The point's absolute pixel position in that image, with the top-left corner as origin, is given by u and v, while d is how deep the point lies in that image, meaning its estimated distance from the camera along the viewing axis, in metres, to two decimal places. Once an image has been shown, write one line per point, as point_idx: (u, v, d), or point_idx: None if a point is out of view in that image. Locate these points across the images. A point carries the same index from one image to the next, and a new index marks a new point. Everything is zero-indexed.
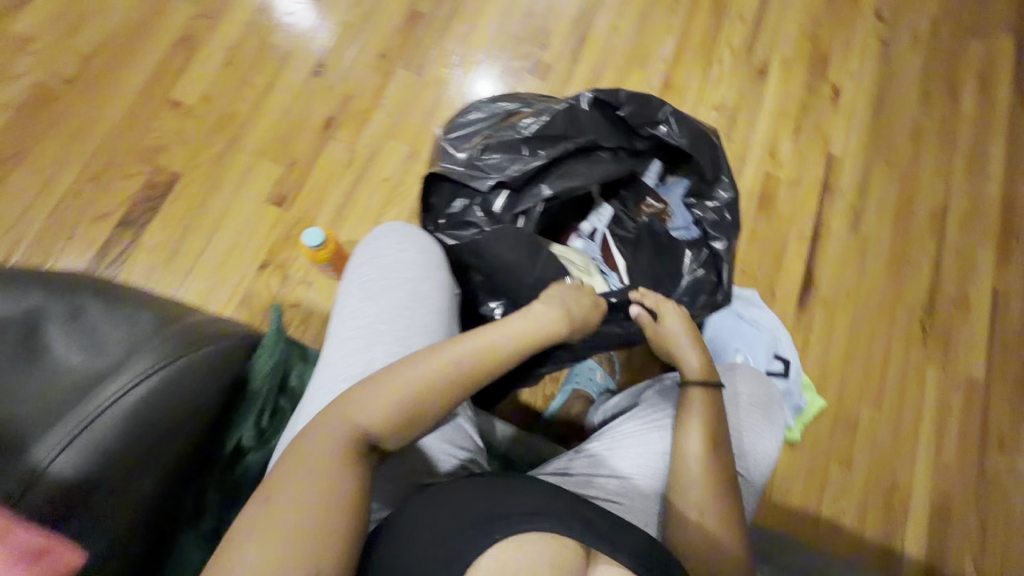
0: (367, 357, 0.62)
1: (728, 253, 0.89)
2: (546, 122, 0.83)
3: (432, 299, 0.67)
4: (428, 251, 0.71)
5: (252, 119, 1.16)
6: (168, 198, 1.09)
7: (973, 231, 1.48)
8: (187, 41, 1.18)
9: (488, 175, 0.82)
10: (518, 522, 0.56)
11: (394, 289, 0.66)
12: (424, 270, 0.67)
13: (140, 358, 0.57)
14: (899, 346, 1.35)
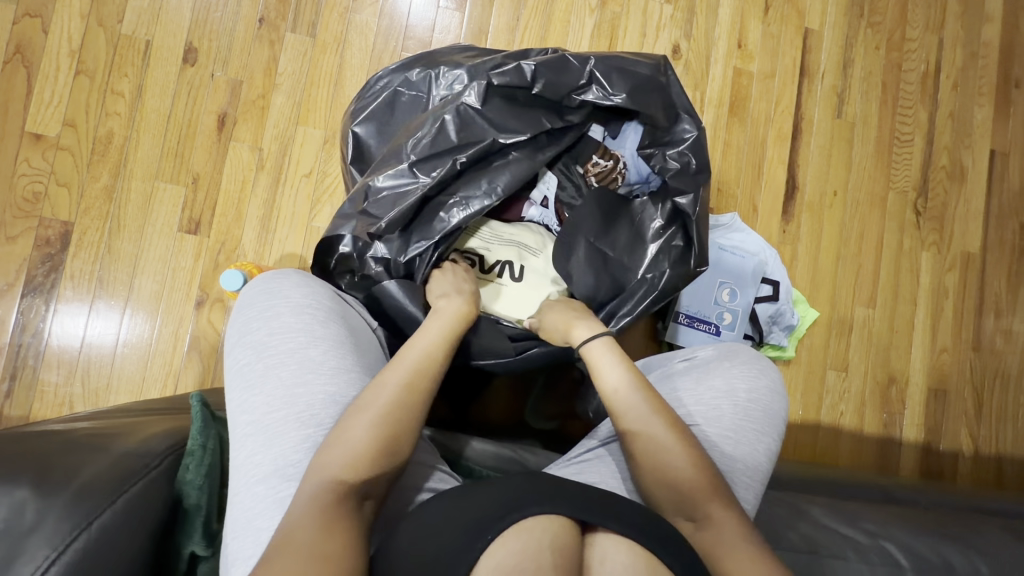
0: (271, 453, 0.52)
1: (696, 208, 0.75)
2: (434, 137, 0.73)
3: (325, 363, 0.56)
4: (305, 307, 0.59)
5: (131, 136, 0.98)
6: (66, 252, 0.95)
7: (969, 88, 1.32)
8: (22, 53, 0.96)
9: (386, 207, 0.73)
10: (508, 515, 0.50)
11: (274, 369, 0.56)
12: (307, 335, 0.57)
13: (43, 531, 0.42)
14: (896, 235, 1.26)
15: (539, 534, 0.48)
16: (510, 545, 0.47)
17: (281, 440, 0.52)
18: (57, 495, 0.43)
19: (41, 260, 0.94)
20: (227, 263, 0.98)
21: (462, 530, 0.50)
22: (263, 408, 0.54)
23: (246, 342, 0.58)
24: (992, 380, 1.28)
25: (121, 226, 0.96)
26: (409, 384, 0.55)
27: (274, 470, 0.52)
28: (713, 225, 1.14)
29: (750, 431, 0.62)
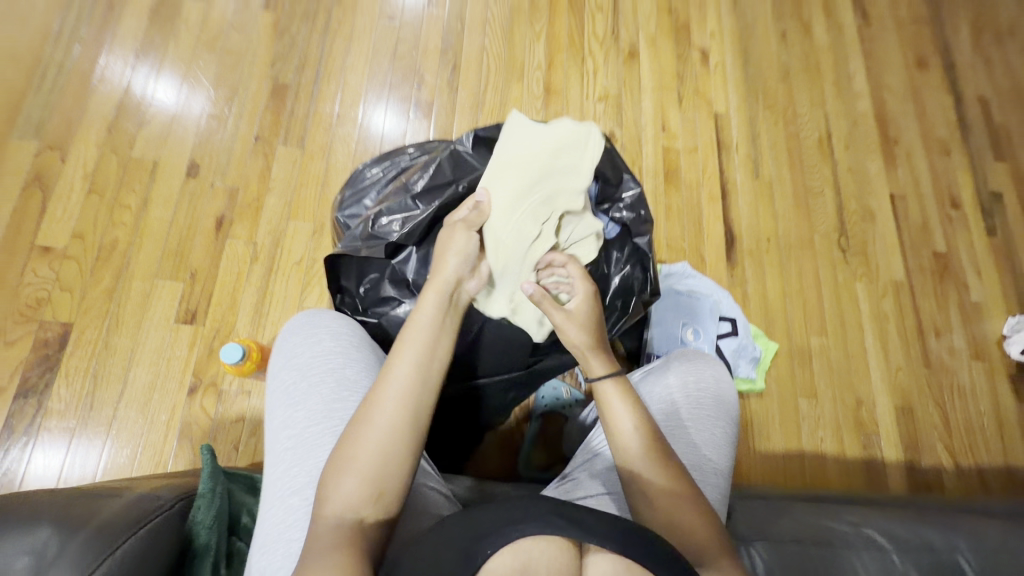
0: (307, 465, 0.56)
1: (649, 248, 0.91)
2: (433, 173, 0.85)
3: (360, 382, 0.62)
4: (342, 332, 0.65)
5: (135, 241, 1.07)
6: (63, 352, 0.99)
7: (859, 147, 1.59)
8: (40, 178, 1.08)
9: (391, 234, 0.83)
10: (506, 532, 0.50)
11: (317, 387, 0.61)
12: (344, 355, 0.63)
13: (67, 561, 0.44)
14: (827, 270, 1.42)
15: (538, 554, 0.48)
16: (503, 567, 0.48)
17: (317, 452, 0.57)
18: (75, 534, 0.46)
19: (37, 361, 0.98)
20: (220, 348, 1.03)
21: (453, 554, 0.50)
22: (305, 422, 0.59)
23: (292, 363, 0.63)
24: (949, 393, 1.37)
25: (118, 322, 1.02)
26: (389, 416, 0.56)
27: (309, 482, 0.55)
28: (667, 274, 1.27)
29: (704, 418, 0.69)
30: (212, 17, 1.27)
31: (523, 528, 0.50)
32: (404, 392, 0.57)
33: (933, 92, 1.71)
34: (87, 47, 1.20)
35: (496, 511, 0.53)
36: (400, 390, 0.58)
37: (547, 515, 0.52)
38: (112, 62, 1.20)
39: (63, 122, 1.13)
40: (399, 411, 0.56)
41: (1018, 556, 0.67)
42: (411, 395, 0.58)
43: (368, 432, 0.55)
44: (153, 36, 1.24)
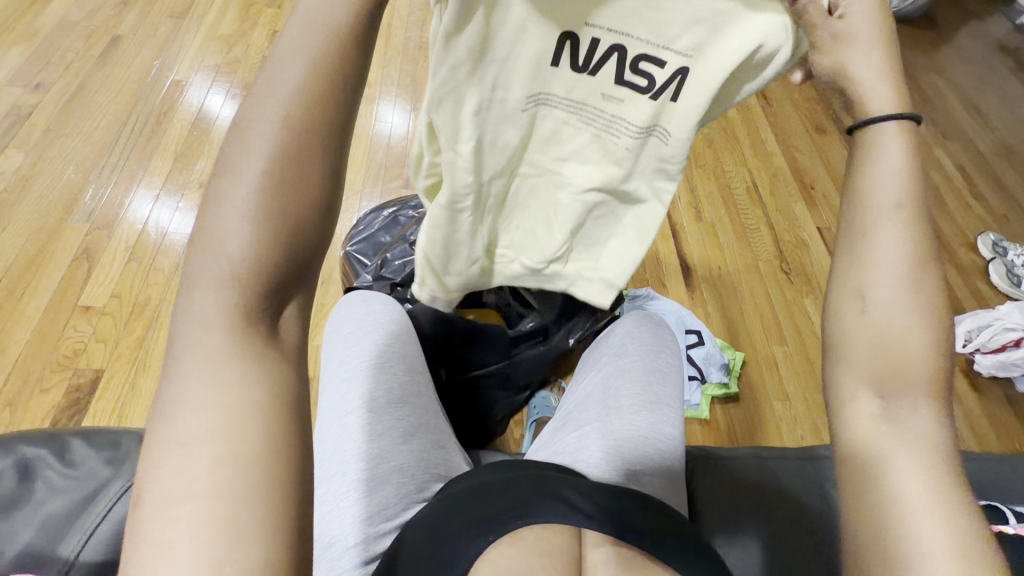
0: (358, 390, 0.70)
1: None
2: None
3: (402, 335, 0.79)
4: (390, 304, 0.84)
5: (165, 297, 1.23)
6: (93, 394, 1.09)
7: (783, 193, 1.88)
8: (88, 253, 1.27)
9: (394, 276, 1.01)
10: (510, 519, 0.54)
11: (368, 335, 0.77)
12: (392, 316, 0.81)
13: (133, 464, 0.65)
14: (775, 290, 1.60)
15: (530, 542, 0.53)
16: (506, 557, 0.51)
17: (369, 380, 0.71)
18: (130, 447, 0.67)
19: (68, 405, 1.08)
20: None
21: (460, 528, 0.54)
22: (361, 357, 0.74)
23: (350, 320, 0.79)
24: None
25: (145, 366, 1.13)
26: (291, 126, 0.35)
27: (359, 403, 0.69)
28: (635, 298, 1.44)
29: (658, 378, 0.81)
30: None
31: (536, 515, 0.55)
32: (309, 93, 0.35)
33: (835, 149, 2.06)
34: (136, 153, 1.47)
35: (497, 494, 0.57)
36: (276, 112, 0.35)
37: (549, 504, 0.56)
38: (155, 162, 1.46)
39: (112, 209, 1.35)
40: (297, 133, 0.35)
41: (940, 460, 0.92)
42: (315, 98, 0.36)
43: (240, 173, 0.35)
44: (190, 143, 1.52)
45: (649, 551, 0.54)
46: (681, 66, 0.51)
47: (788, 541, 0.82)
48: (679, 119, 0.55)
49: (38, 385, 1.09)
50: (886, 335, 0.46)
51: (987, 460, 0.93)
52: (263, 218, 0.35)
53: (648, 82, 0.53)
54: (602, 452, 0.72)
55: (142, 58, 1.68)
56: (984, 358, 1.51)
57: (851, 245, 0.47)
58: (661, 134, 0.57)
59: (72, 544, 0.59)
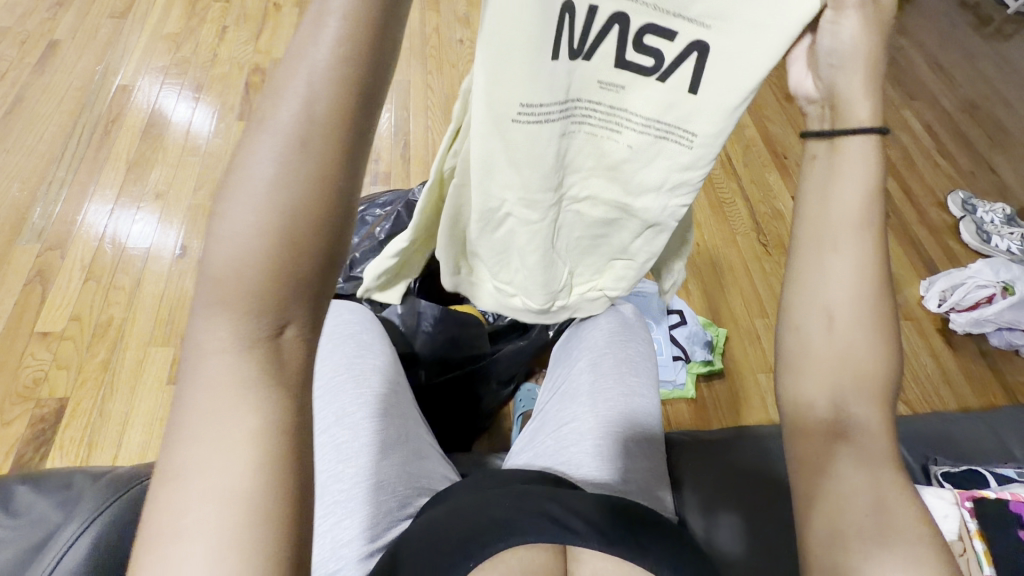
0: (332, 408, 0.68)
1: None
2: (395, 222, 1.00)
3: (375, 343, 0.76)
4: (359, 309, 0.80)
5: (128, 316, 1.19)
6: (60, 424, 1.05)
7: (756, 164, 1.86)
8: (41, 275, 1.21)
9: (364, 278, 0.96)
10: (493, 543, 0.53)
11: (341, 346, 0.74)
12: (363, 324, 0.77)
13: None
14: (752, 262, 1.60)
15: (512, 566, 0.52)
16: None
17: (341, 396, 0.69)
18: (99, 479, 0.54)
19: (34, 437, 1.03)
20: None
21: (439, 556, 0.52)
22: (332, 371, 0.71)
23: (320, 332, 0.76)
24: None
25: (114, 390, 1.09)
26: (286, 174, 0.32)
27: (334, 422, 0.67)
28: None
29: (631, 367, 0.79)
30: (194, 131, 1.50)
31: (518, 536, 0.53)
32: (309, 172, 0.32)
33: None
34: (85, 166, 1.39)
35: (479, 515, 0.55)
36: (275, 164, 0.32)
37: (536, 523, 0.54)
38: (104, 175, 1.38)
39: (63, 227, 1.29)
40: (275, 196, 0.32)
41: (943, 431, 0.88)
42: (299, 160, 0.32)
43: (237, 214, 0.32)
44: (142, 151, 1.44)
45: (632, 561, 0.53)
46: (696, 39, 0.47)
47: (761, 522, 0.82)
48: (702, 113, 0.51)
49: None
50: (842, 341, 0.50)
51: (979, 421, 0.91)
52: (251, 278, 0.33)
53: (655, 62, 0.50)
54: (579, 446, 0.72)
55: (83, 63, 1.59)
56: (958, 316, 1.53)
57: (815, 255, 0.51)
58: (683, 136, 0.53)
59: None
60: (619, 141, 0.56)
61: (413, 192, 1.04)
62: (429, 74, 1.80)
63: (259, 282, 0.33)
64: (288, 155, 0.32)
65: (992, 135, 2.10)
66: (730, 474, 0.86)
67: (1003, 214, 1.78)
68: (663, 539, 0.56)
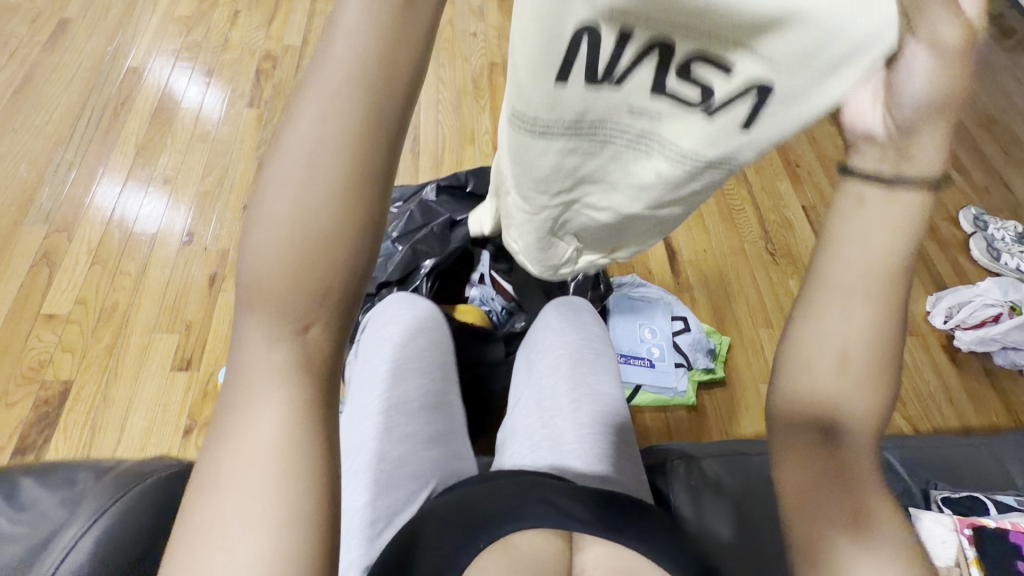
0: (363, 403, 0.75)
1: None
2: (408, 221, 1.00)
3: (405, 342, 0.82)
4: (397, 312, 0.87)
5: (133, 301, 1.19)
6: (64, 407, 1.05)
7: (768, 171, 1.84)
8: (48, 257, 1.21)
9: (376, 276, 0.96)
10: (502, 525, 0.55)
11: (377, 347, 0.82)
12: (396, 326, 0.84)
13: None
14: (759, 270, 1.60)
15: (522, 550, 0.54)
16: (495, 561, 0.53)
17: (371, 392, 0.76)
18: (102, 476, 0.54)
19: (37, 419, 1.04)
20: (214, 390, 1.11)
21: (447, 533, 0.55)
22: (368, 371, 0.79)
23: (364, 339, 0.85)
24: None
25: (117, 375, 1.10)
26: (318, 161, 0.30)
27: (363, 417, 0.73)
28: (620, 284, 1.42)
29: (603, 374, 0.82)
30: (203, 117, 1.50)
31: (526, 520, 0.56)
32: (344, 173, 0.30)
33: None
34: (94, 148, 1.39)
35: (489, 502, 0.58)
36: (313, 148, 0.30)
37: (546, 499, 0.59)
38: (113, 159, 1.38)
39: (71, 209, 1.29)
40: (304, 197, 0.30)
41: (944, 452, 0.88)
42: (344, 167, 0.30)
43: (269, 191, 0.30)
44: (151, 136, 1.44)
45: (631, 548, 0.56)
46: (756, 78, 0.37)
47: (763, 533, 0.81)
48: (751, 148, 0.43)
49: (3, 399, 1.05)
50: None
51: (981, 444, 0.91)
52: (280, 270, 0.31)
53: (702, 95, 0.40)
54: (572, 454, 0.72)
55: (94, 43, 1.58)
56: (964, 334, 1.53)
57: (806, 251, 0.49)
58: (724, 167, 0.45)
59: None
60: (649, 166, 0.48)
61: (425, 191, 1.03)
62: (441, 68, 1.78)
63: (283, 288, 0.32)
64: (311, 157, 0.30)
65: (1008, 150, 2.08)
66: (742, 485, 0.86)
67: (1014, 232, 1.76)
68: (662, 533, 0.59)
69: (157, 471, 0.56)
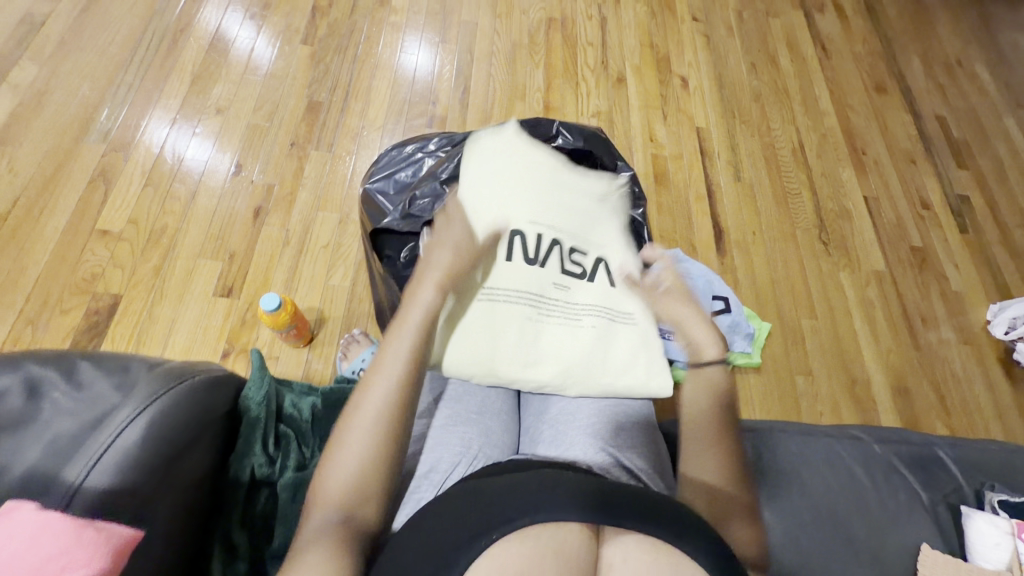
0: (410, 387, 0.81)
1: (643, 220, 1.04)
2: (456, 164, 0.97)
3: None
4: None
5: (182, 225, 1.22)
6: (113, 320, 1.10)
7: (830, 156, 1.73)
8: (104, 174, 1.25)
9: (420, 217, 0.95)
10: (516, 516, 0.52)
11: None
12: None
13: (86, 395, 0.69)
14: (809, 260, 1.52)
15: (544, 542, 0.50)
16: (512, 552, 0.50)
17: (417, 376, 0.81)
18: (155, 368, 0.56)
19: (88, 328, 1.09)
20: (253, 319, 1.14)
21: (459, 532, 0.52)
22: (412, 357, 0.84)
23: None
24: (941, 375, 1.41)
25: (164, 294, 1.14)
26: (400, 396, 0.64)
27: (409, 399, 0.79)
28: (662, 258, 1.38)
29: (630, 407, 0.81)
30: (257, 51, 1.49)
31: (546, 512, 0.52)
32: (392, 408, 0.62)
33: (894, 112, 1.87)
34: (152, 73, 1.40)
35: (499, 492, 0.55)
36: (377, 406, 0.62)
37: (565, 499, 0.53)
38: (167, 85, 1.39)
39: (127, 131, 1.32)
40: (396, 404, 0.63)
41: (1000, 460, 0.83)
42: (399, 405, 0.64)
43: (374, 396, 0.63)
44: (207, 64, 1.44)
45: (664, 541, 0.51)
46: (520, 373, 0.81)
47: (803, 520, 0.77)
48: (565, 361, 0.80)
49: (58, 306, 1.10)
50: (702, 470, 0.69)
51: None
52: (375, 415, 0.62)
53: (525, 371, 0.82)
54: (591, 435, 0.74)
55: None
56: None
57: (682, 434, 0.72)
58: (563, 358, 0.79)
59: (76, 467, 0.48)
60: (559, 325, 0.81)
61: None
62: (496, 18, 1.71)
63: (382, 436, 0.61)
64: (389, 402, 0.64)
65: None
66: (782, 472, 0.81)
67: None
68: (701, 525, 0.54)
69: (202, 371, 0.59)
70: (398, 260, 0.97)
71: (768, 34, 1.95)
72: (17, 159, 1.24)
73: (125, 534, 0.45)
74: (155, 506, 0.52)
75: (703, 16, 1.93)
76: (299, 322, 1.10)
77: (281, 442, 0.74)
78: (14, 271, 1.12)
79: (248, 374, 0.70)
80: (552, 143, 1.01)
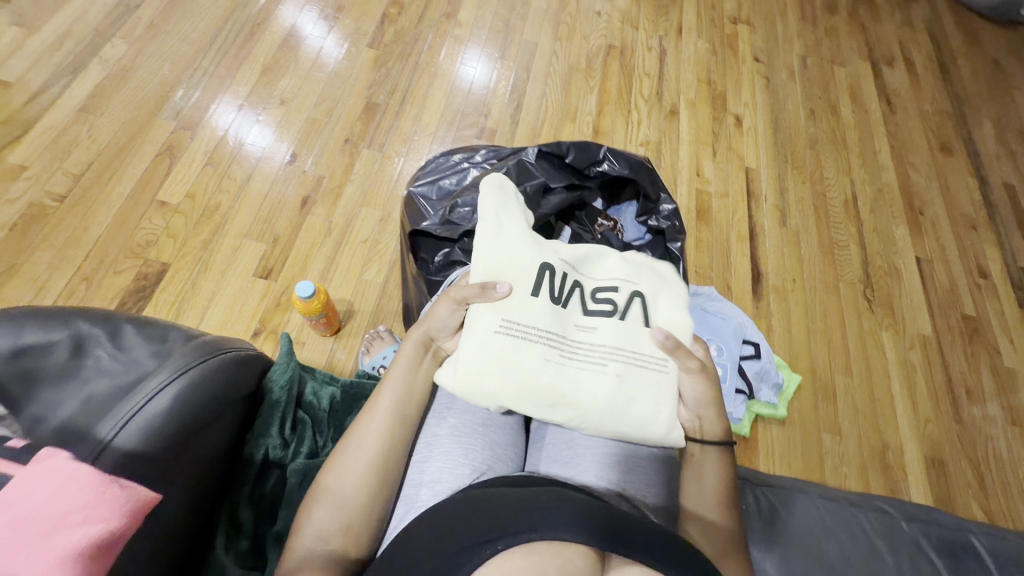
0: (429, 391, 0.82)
1: (682, 253, 1.02)
2: None
3: None
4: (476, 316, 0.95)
5: (233, 205, 1.28)
6: (158, 287, 1.16)
7: (885, 212, 1.67)
8: (170, 149, 1.33)
9: (460, 225, 0.97)
10: (521, 530, 0.50)
11: None
12: None
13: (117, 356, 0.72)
14: (850, 316, 1.46)
15: (550, 559, 0.49)
16: (515, 564, 0.48)
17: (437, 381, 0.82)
18: (191, 339, 0.59)
19: (135, 291, 1.15)
20: (287, 302, 1.18)
21: (462, 541, 0.51)
22: None
23: None
24: (984, 456, 1.32)
25: (207, 268, 1.19)
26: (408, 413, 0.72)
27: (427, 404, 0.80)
28: (696, 293, 1.34)
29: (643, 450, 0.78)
30: (323, 49, 1.56)
31: (553, 529, 0.50)
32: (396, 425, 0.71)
33: (958, 173, 1.79)
34: (225, 61, 1.49)
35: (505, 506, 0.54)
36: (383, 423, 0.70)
37: (572, 521, 0.51)
38: (236, 73, 1.47)
39: (197, 111, 1.40)
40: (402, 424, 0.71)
41: None
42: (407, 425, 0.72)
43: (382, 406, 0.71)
44: (276, 58, 1.52)
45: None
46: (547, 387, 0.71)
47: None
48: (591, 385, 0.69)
49: (111, 267, 1.16)
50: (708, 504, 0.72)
51: None
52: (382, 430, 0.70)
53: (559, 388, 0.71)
54: (599, 469, 0.72)
55: None
56: None
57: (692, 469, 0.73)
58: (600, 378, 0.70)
59: (107, 425, 0.50)
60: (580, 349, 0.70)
61: (525, 152, 1.02)
62: (556, 40, 1.75)
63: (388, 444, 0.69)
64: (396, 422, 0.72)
65: None
66: (797, 536, 0.78)
67: None
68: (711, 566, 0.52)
69: (233, 348, 0.62)
70: (432, 264, 0.99)
71: (831, 82, 1.91)
72: (96, 127, 1.34)
73: (142, 496, 0.47)
74: (171, 475, 0.55)
75: (765, 57, 1.92)
76: (328, 311, 1.12)
77: (297, 426, 0.76)
78: (77, 229, 1.20)
79: (277, 356, 0.72)
80: (598, 168, 1.01)
